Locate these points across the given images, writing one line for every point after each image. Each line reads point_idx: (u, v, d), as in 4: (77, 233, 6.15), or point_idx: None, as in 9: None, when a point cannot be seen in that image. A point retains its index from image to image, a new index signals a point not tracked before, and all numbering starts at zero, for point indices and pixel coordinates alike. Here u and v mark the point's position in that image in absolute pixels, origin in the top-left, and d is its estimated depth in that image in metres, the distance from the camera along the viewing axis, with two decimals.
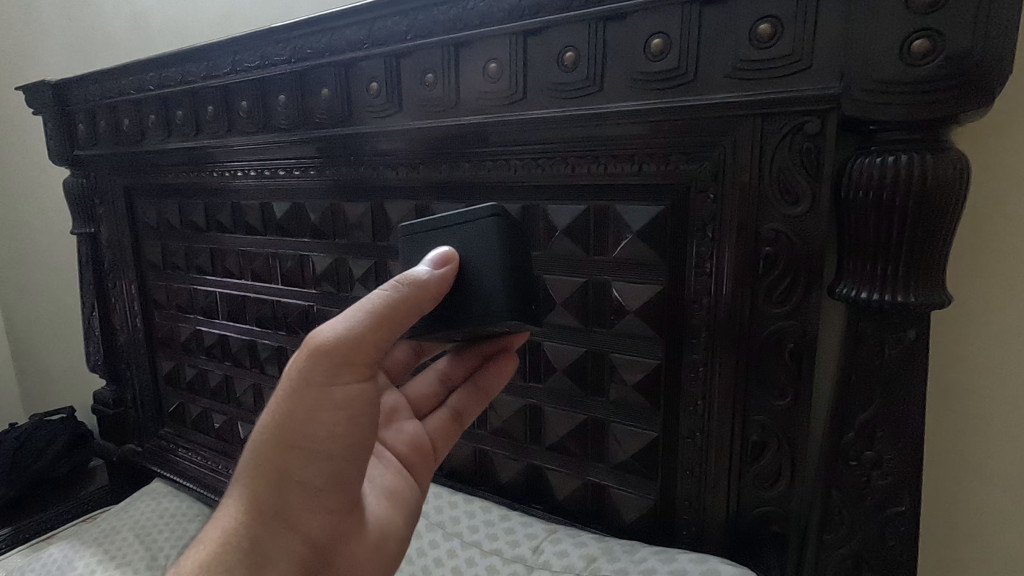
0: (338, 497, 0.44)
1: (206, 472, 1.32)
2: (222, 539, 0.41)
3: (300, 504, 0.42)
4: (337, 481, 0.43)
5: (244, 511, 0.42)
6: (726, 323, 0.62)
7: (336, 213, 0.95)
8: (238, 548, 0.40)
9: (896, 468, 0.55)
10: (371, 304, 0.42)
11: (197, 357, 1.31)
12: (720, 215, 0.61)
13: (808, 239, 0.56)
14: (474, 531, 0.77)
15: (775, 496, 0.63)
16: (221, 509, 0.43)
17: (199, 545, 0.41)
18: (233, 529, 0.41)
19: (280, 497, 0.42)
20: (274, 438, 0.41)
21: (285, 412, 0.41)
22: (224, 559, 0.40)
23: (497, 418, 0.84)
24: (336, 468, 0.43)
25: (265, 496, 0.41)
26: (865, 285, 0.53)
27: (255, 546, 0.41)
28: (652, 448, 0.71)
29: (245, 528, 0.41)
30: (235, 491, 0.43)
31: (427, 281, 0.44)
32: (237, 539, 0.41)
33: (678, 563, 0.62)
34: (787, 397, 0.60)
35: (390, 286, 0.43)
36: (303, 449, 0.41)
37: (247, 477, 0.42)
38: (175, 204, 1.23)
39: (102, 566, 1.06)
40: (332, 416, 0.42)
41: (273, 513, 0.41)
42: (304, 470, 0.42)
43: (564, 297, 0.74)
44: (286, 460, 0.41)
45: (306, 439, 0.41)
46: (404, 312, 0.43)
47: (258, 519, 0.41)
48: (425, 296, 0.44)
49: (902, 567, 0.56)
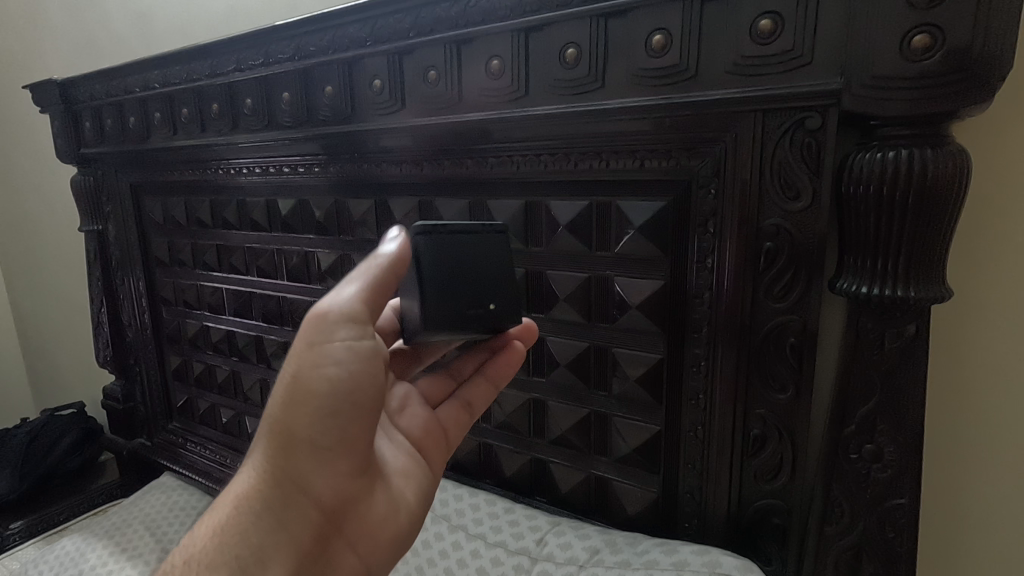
0: (346, 462, 0.43)
1: (215, 466, 1.34)
2: (238, 500, 0.42)
3: (311, 467, 0.42)
4: (343, 444, 0.43)
5: (260, 478, 0.42)
6: (728, 319, 0.63)
7: (340, 209, 0.96)
8: (254, 511, 0.42)
9: (895, 461, 0.55)
10: (358, 275, 0.42)
11: (204, 352, 1.33)
12: (721, 210, 0.61)
13: (809, 234, 0.56)
14: (479, 524, 0.78)
15: (776, 489, 0.63)
16: (241, 470, 0.44)
17: (219, 506, 0.44)
18: (249, 493, 0.42)
19: (291, 459, 0.42)
20: (283, 398, 0.42)
21: (291, 371, 0.41)
22: (240, 523, 0.41)
23: (502, 412, 0.85)
24: (343, 430, 0.42)
25: (277, 458, 0.42)
26: (865, 279, 0.53)
27: (270, 509, 0.42)
28: (654, 442, 0.71)
29: (261, 491, 0.42)
30: (252, 456, 0.44)
31: (403, 248, 0.43)
32: (254, 502, 0.42)
33: (680, 555, 0.63)
34: (789, 391, 0.60)
35: (370, 259, 0.42)
36: (311, 409, 0.41)
37: (264, 440, 0.43)
38: (181, 202, 1.24)
39: (114, 558, 1.08)
40: (336, 376, 0.41)
41: (287, 477, 0.42)
42: (312, 431, 0.41)
43: (567, 293, 0.75)
44: (295, 419, 0.41)
45: (313, 398, 0.41)
46: (388, 280, 0.42)
47: (276, 482, 0.42)
48: (405, 264, 0.43)
49: (903, 559, 0.56)
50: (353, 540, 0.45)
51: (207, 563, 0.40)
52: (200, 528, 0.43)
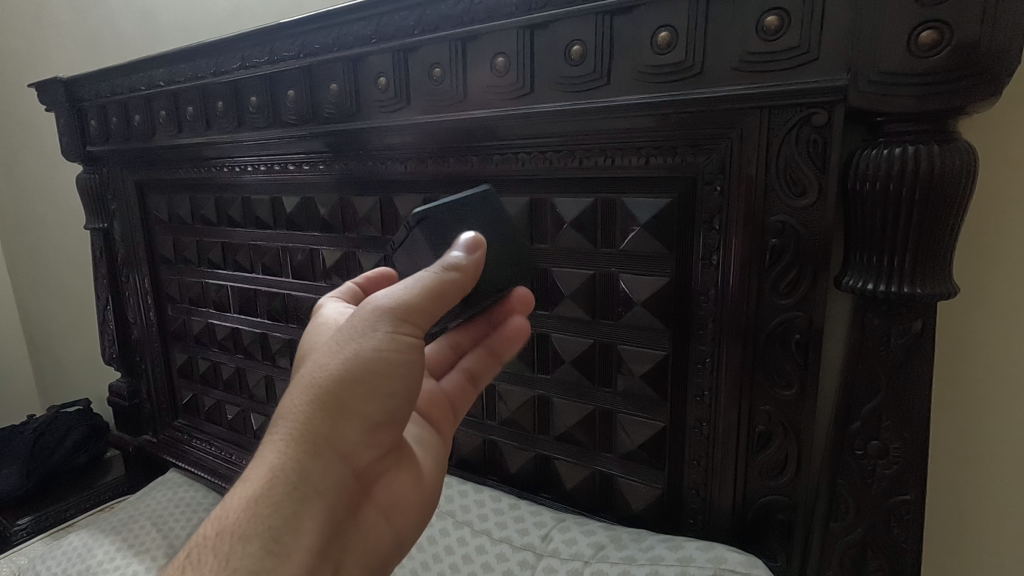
0: (386, 434, 0.46)
1: (221, 462, 1.35)
2: (272, 472, 0.41)
3: (355, 437, 0.43)
4: (390, 418, 0.45)
5: (292, 449, 0.42)
6: (733, 315, 0.63)
7: (345, 206, 0.96)
8: (289, 482, 0.41)
9: (901, 457, 0.55)
10: (423, 279, 0.45)
11: (209, 349, 1.33)
12: (727, 207, 0.61)
13: (816, 230, 0.56)
14: (484, 520, 0.78)
15: (780, 486, 0.64)
16: (266, 444, 0.43)
17: (247, 480, 0.42)
18: (282, 464, 0.42)
19: (335, 430, 0.42)
20: (335, 371, 0.42)
21: (348, 349, 0.43)
22: (273, 494, 0.41)
23: (506, 409, 0.85)
24: (392, 405, 0.45)
25: (318, 428, 0.42)
26: (871, 276, 0.53)
27: (307, 477, 0.41)
28: (659, 439, 0.72)
29: (296, 463, 0.42)
30: (282, 429, 0.43)
31: (465, 264, 0.46)
32: (289, 472, 0.41)
33: (686, 551, 0.63)
34: (794, 388, 0.61)
35: (435, 270, 0.45)
36: (366, 383, 0.43)
37: (301, 409, 0.43)
38: (186, 199, 1.24)
39: (121, 554, 1.09)
40: (395, 357, 0.44)
41: (326, 445, 0.42)
42: (363, 404, 0.43)
43: (572, 290, 0.75)
44: (345, 392, 0.42)
45: (370, 373, 0.43)
46: (449, 291, 0.45)
47: (312, 452, 0.42)
48: (467, 279, 0.46)
49: (909, 555, 0.56)
50: (381, 507, 0.48)
51: (238, 535, 0.40)
52: (229, 500, 0.42)
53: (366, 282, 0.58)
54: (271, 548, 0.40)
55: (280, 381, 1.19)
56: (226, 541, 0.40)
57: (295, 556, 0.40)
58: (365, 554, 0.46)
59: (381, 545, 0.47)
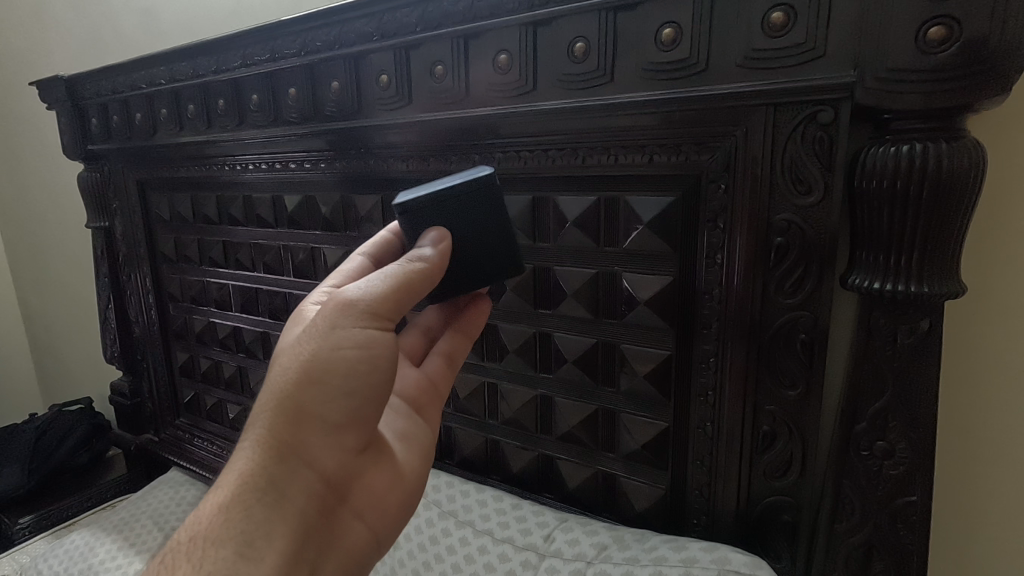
0: (352, 435, 0.45)
1: (222, 461, 1.35)
2: (240, 479, 0.42)
3: (319, 439, 0.43)
4: (354, 418, 0.45)
5: (258, 454, 0.43)
6: (738, 315, 0.62)
7: (347, 205, 0.95)
8: (258, 487, 0.42)
9: (907, 457, 0.55)
10: (391, 271, 0.46)
11: (211, 348, 1.33)
12: (731, 206, 0.60)
13: (821, 229, 0.56)
14: (486, 520, 0.78)
15: (786, 486, 0.63)
16: (236, 451, 0.44)
17: (218, 487, 0.43)
18: (250, 470, 0.42)
19: (298, 433, 0.43)
20: (296, 374, 0.43)
21: (307, 351, 0.43)
22: (242, 500, 0.42)
23: (508, 409, 0.85)
24: (355, 405, 0.44)
25: (282, 432, 0.42)
26: (877, 275, 0.53)
27: (273, 482, 0.42)
28: (663, 439, 0.71)
29: (262, 468, 0.42)
30: (249, 436, 0.44)
31: (432, 256, 0.47)
32: (257, 478, 0.42)
33: (689, 551, 0.63)
34: (799, 387, 0.60)
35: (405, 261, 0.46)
36: (325, 383, 0.43)
37: (265, 416, 0.43)
38: (187, 198, 1.24)
39: (123, 553, 1.09)
40: (353, 354, 0.44)
41: (290, 449, 0.43)
42: (324, 405, 0.43)
43: (574, 289, 0.74)
44: (307, 394, 0.43)
45: (329, 374, 0.43)
46: (419, 282, 0.46)
47: (277, 457, 0.42)
48: (435, 271, 0.47)
49: (915, 556, 0.56)
50: (357, 508, 0.47)
51: (210, 540, 0.40)
52: (202, 508, 0.43)
53: (372, 251, 0.54)
54: (243, 554, 0.40)
55: None
56: (202, 544, 0.40)
57: (270, 559, 0.40)
58: (343, 556, 0.46)
59: (360, 546, 0.47)
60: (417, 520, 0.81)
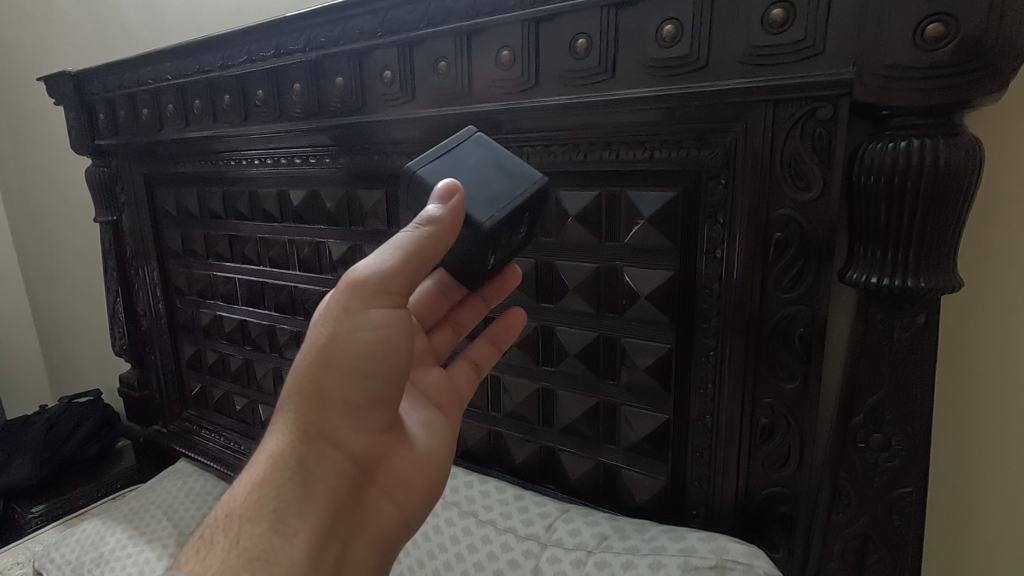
0: (375, 417, 0.47)
1: (229, 452, 1.37)
2: (271, 459, 0.44)
3: (342, 421, 0.46)
4: (375, 401, 0.47)
5: (288, 435, 0.45)
6: (738, 309, 0.63)
7: (351, 200, 0.96)
8: (288, 466, 0.44)
9: (903, 449, 0.56)
10: (401, 244, 0.46)
11: (217, 341, 1.35)
12: (731, 201, 0.61)
13: (820, 224, 0.56)
14: (489, 510, 0.79)
15: (783, 478, 0.64)
16: (268, 433, 0.47)
17: (250, 467, 0.45)
18: (280, 450, 0.45)
19: (324, 415, 0.45)
20: (316, 358, 0.45)
21: (325, 333, 0.45)
22: (274, 478, 0.44)
23: (511, 401, 0.86)
24: (376, 386, 0.46)
25: (307, 414, 0.45)
26: (875, 269, 0.53)
27: (302, 461, 0.44)
28: (662, 431, 0.72)
29: (291, 449, 0.44)
30: (278, 418, 0.46)
31: (441, 215, 0.45)
32: (288, 457, 0.44)
33: (688, 542, 0.64)
34: (797, 380, 0.61)
35: (414, 227, 0.45)
36: (345, 367, 0.45)
37: (292, 400, 0.46)
38: (194, 193, 1.25)
39: (133, 541, 1.13)
40: (371, 335, 0.46)
41: (317, 430, 0.45)
42: (344, 388, 0.45)
43: (575, 284, 0.75)
44: (327, 378, 0.45)
45: (348, 355, 0.45)
46: (427, 248, 0.45)
47: (305, 439, 0.45)
48: (447, 230, 0.45)
49: (909, 548, 0.57)
50: (385, 487, 0.49)
51: (246, 517, 0.42)
52: (236, 487, 0.45)
53: None
54: (277, 529, 0.42)
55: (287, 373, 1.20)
56: (238, 521, 0.42)
57: (303, 535, 0.42)
58: (374, 534, 0.48)
59: (390, 526, 0.49)
60: None
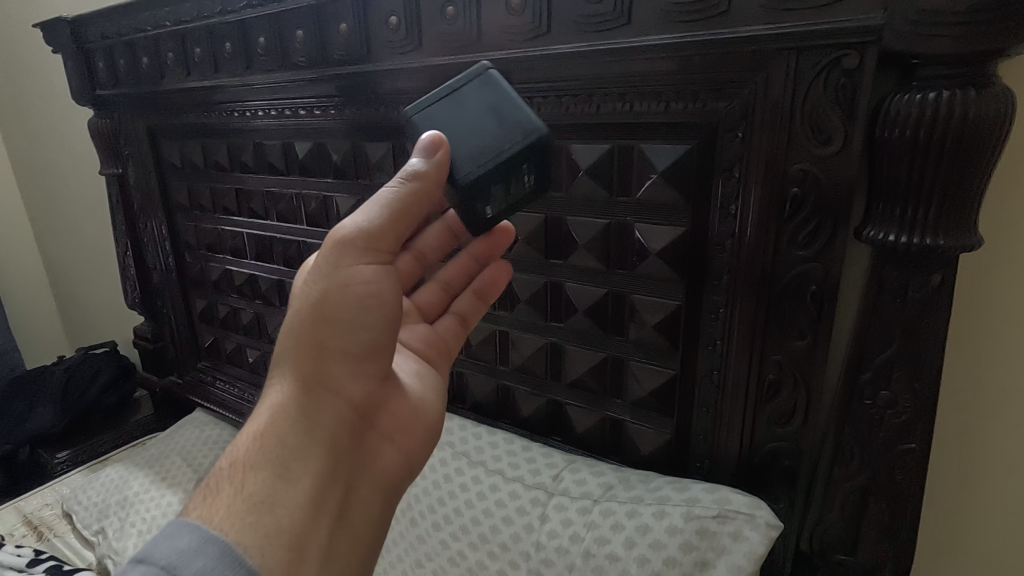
0: (372, 365, 0.49)
1: (243, 403, 1.41)
2: (272, 411, 0.46)
3: (341, 370, 0.48)
4: (370, 350, 0.49)
5: (289, 386, 0.47)
6: (749, 266, 0.62)
7: (358, 153, 0.95)
8: (290, 415, 0.46)
9: (909, 406, 0.56)
10: (385, 198, 0.49)
11: (228, 295, 1.36)
12: (747, 156, 0.60)
13: (839, 179, 0.55)
14: (498, 460, 0.82)
15: (788, 433, 0.65)
16: (269, 388, 0.48)
17: (253, 420, 0.47)
18: (282, 400, 0.46)
19: (323, 365, 0.47)
20: (311, 311, 0.47)
21: (317, 288, 0.47)
22: (277, 426, 0.45)
23: (519, 356, 0.87)
24: (372, 334, 0.48)
25: (308, 366, 0.47)
26: (893, 227, 0.52)
27: (304, 410, 0.46)
28: (668, 387, 0.73)
29: (293, 399, 0.46)
30: (278, 373, 0.48)
31: (425, 170, 0.48)
32: (290, 407, 0.46)
33: (692, 492, 0.65)
34: (807, 338, 0.61)
35: (398, 180, 0.49)
36: (340, 317, 0.47)
37: (290, 354, 0.48)
38: (198, 145, 1.24)
39: (155, 485, 1.20)
40: (361, 289, 0.48)
41: (316, 380, 0.47)
42: (340, 337, 0.47)
43: (585, 240, 0.75)
44: (324, 329, 0.47)
45: (341, 306, 0.47)
46: (413, 201, 0.49)
47: (306, 389, 0.47)
48: (429, 182, 0.49)
49: (909, 501, 0.58)
50: (385, 433, 0.51)
51: (249, 466, 0.44)
52: (240, 439, 0.46)
53: None
54: (281, 474, 0.44)
55: None
56: (243, 469, 0.44)
57: (306, 479, 0.44)
58: (378, 479, 0.49)
59: (393, 470, 0.50)
60: (432, 460, 0.87)
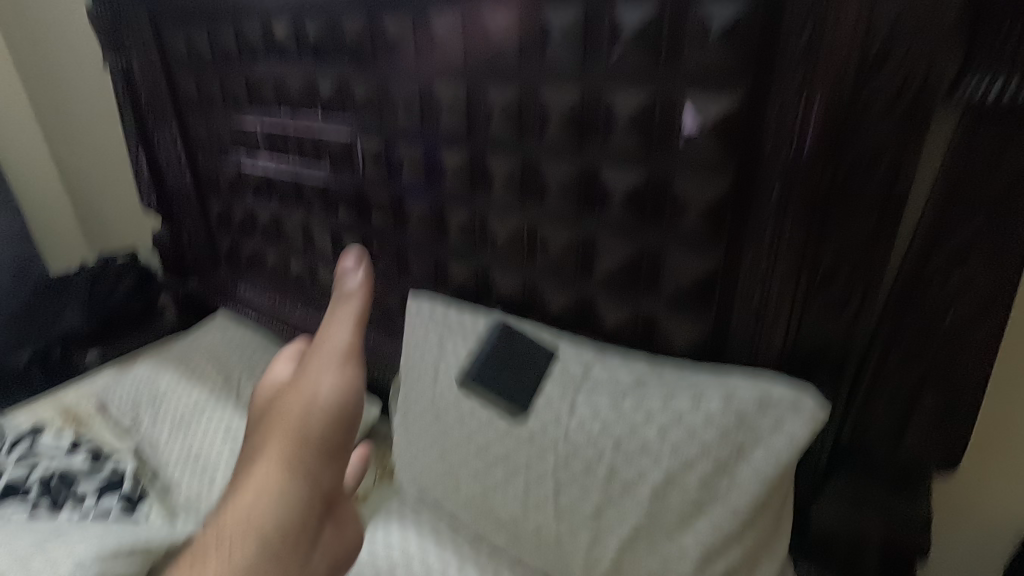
0: None
1: (266, 306, 1.40)
2: (246, 493, 0.51)
3: (297, 432, 0.54)
4: None
5: (253, 484, 0.51)
6: (818, 139, 0.55)
7: (375, 28, 0.87)
8: (262, 491, 0.51)
9: (985, 282, 0.54)
10: None
11: (243, 196, 1.32)
12: (829, 3, 0.52)
13: (937, 26, 0.49)
14: (525, 353, 0.80)
15: (841, 324, 0.61)
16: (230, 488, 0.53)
17: (230, 496, 0.52)
18: (251, 489, 0.51)
19: (291, 451, 0.53)
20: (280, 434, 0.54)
21: (286, 409, 0.56)
22: (246, 506, 0.50)
23: (548, 249, 0.82)
24: None
25: (280, 451, 0.53)
26: (993, 79, 0.49)
27: (280, 484, 0.51)
28: (709, 278, 0.68)
29: (259, 480, 0.51)
30: (254, 463, 0.53)
31: None
32: (263, 485, 0.51)
33: (731, 380, 0.63)
34: (875, 216, 0.56)
35: None
36: (310, 429, 0.54)
37: (268, 450, 0.53)
38: (202, 30, 1.15)
39: (184, 380, 1.22)
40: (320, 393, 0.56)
41: (292, 456, 0.53)
42: (307, 429, 0.54)
43: (626, 116, 0.68)
44: (291, 440, 0.54)
45: (311, 420, 0.55)
46: None
47: (279, 465, 0.52)
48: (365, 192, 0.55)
49: (971, 379, 0.58)
50: (321, 410, 0.55)
51: (225, 536, 0.48)
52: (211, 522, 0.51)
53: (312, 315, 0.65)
54: (264, 535, 0.49)
55: (316, 226, 1.17)
56: (225, 539, 0.48)
57: (270, 526, 0.49)
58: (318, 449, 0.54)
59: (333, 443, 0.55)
60: (458, 353, 0.86)
